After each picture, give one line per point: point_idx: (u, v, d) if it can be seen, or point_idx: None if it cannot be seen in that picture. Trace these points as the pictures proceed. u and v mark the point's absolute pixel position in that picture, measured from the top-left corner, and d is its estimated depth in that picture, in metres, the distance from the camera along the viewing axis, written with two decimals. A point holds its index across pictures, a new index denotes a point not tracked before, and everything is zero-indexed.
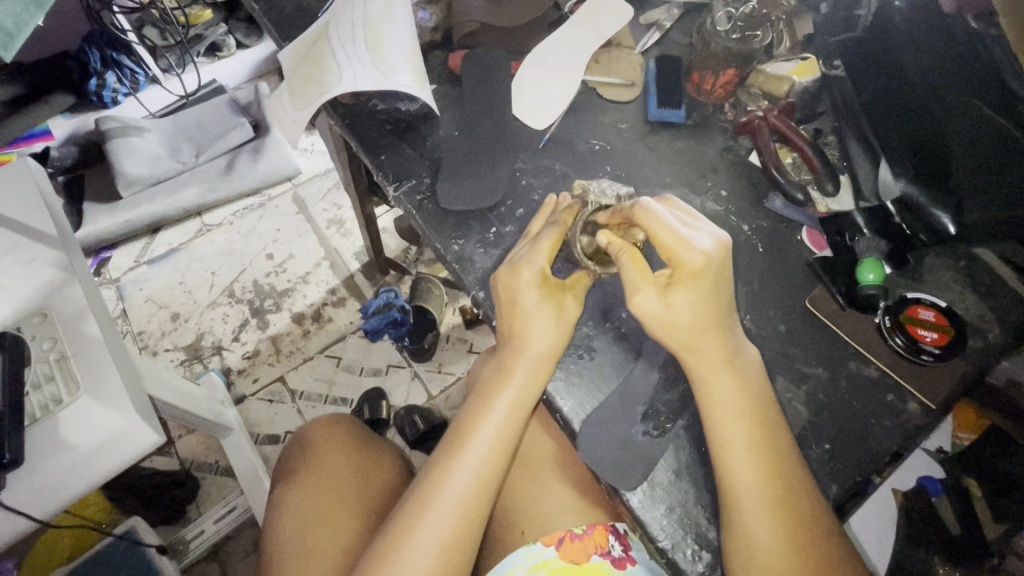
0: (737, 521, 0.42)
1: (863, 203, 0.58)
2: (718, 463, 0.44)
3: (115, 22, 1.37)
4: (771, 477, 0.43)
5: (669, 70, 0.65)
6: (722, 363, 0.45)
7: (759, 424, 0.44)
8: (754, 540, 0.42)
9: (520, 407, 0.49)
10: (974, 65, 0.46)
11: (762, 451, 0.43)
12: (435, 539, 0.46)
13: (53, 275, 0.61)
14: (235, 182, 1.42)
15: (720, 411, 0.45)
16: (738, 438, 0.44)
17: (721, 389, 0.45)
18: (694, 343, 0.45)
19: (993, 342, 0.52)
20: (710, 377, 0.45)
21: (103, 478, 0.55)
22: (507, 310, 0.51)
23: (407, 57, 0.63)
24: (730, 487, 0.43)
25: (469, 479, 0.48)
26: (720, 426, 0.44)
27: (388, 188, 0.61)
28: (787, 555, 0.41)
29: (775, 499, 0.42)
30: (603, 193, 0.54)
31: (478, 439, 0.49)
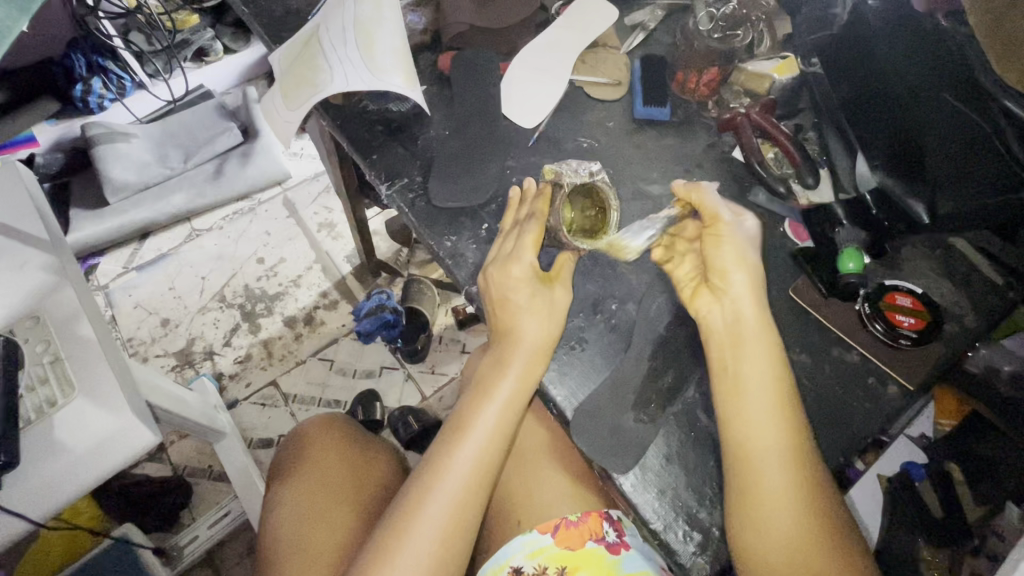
0: (749, 481, 0.44)
1: (843, 196, 0.59)
2: (731, 423, 0.46)
3: (101, 28, 1.38)
4: (792, 449, 0.44)
5: (653, 70, 0.67)
6: (752, 330, 0.48)
7: (782, 400, 0.45)
8: (765, 497, 0.43)
9: (519, 399, 0.50)
10: (946, 59, 0.48)
11: (783, 422, 0.45)
12: (437, 526, 0.47)
13: (44, 279, 0.62)
14: (223, 188, 1.42)
15: (744, 378, 0.46)
16: (757, 408, 0.45)
17: (752, 358, 0.47)
18: (739, 306, 0.48)
19: (969, 327, 0.53)
20: (734, 346, 0.48)
21: (99, 480, 0.55)
22: (496, 303, 0.52)
23: (397, 58, 0.65)
24: (743, 451, 0.45)
25: (468, 468, 0.49)
26: (738, 394, 0.46)
27: (381, 187, 0.62)
28: (799, 521, 0.43)
29: (797, 470, 0.44)
30: (576, 173, 0.57)
31: (477, 428, 0.50)
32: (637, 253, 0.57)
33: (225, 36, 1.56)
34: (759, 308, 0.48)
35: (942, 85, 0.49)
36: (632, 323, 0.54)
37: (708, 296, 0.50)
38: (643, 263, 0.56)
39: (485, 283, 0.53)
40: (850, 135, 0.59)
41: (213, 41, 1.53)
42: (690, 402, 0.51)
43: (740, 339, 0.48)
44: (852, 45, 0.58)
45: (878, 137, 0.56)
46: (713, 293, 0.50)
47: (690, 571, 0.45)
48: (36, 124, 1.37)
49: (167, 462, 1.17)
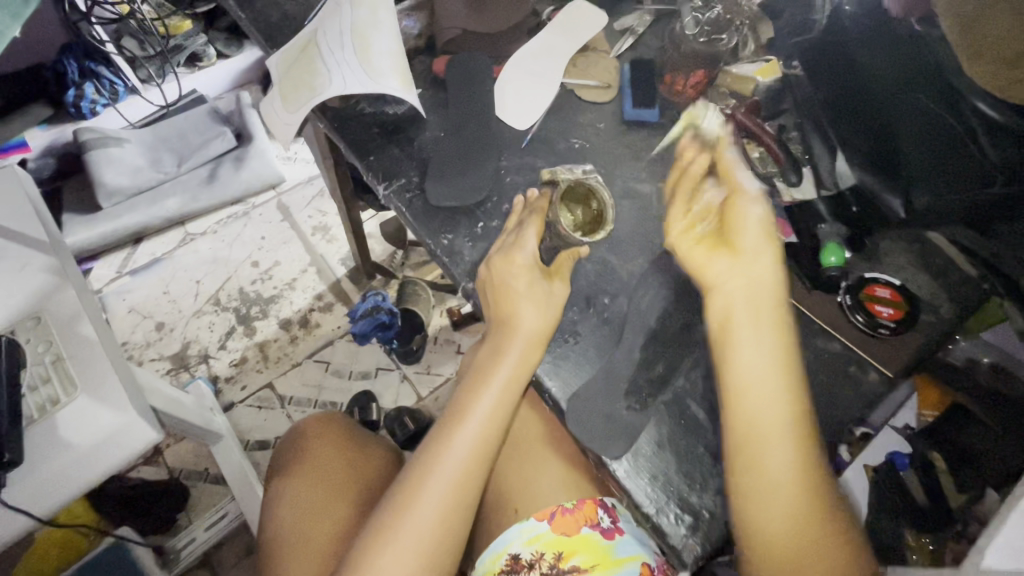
0: (752, 449, 0.46)
1: (824, 192, 0.61)
2: (740, 392, 0.48)
3: (94, 33, 1.38)
4: (790, 420, 0.46)
5: (642, 74, 0.69)
6: (758, 303, 0.50)
7: (783, 373, 0.48)
8: (765, 463, 0.46)
9: (515, 386, 0.52)
10: (919, 68, 0.55)
11: (782, 395, 0.47)
12: (435, 508, 0.49)
13: (45, 280, 0.62)
14: (218, 192, 1.42)
15: (756, 348, 0.48)
16: (765, 379, 0.47)
17: (765, 329, 0.49)
18: (746, 278, 0.50)
19: (946, 317, 0.56)
20: (734, 317, 0.50)
21: (102, 476, 0.56)
22: (494, 294, 0.54)
23: (393, 61, 0.66)
24: (748, 420, 0.47)
25: (466, 452, 0.50)
26: (749, 363, 0.48)
27: (378, 187, 0.63)
28: (794, 487, 0.45)
29: (795, 441, 0.46)
30: (569, 172, 0.61)
31: (476, 414, 0.52)
32: (628, 249, 0.59)
33: (218, 41, 1.56)
34: (769, 286, 0.50)
35: (918, 88, 0.55)
36: (624, 315, 0.55)
37: (723, 264, 0.51)
38: (633, 258, 0.58)
39: (485, 273, 0.55)
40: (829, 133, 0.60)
41: (206, 46, 1.54)
42: (679, 391, 0.52)
43: (745, 312, 0.49)
44: (835, 53, 0.61)
45: (857, 135, 0.57)
46: (726, 261, 0.51)
47: (681, 551, 0.47)
48: (28, 129, 1.37)
49: (162, 465, 1.17)
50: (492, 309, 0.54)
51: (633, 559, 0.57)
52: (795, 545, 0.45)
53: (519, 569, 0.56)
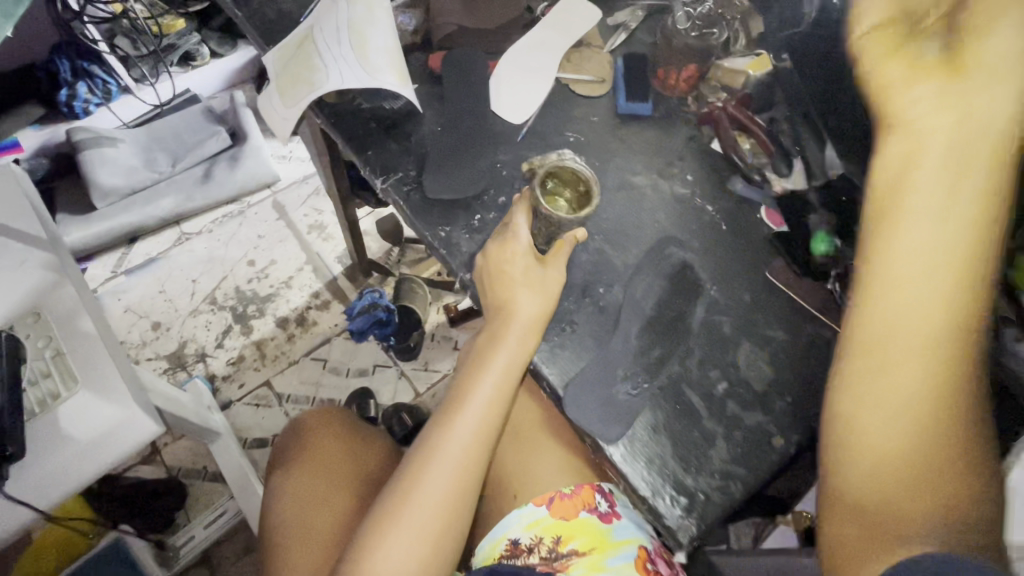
0: (876, 358, 0.37)
1: (815, 182, 0.62)
2: (888, 280, 0.37)
3: (86, 32, 1.38)
4: (957, 310, 0.35)
5: (635, 68, 0.70)
6: (957, 151, 0.37)
7: (967, 252, 0.35)
8: (889, 380, 0.37)
9: (513, 371, 0.53)
10: None
11: (952, 278, 0.35)
12: (438, 493, 0.50)
13: (42, 277, 0.62)
14: (213, 191, 1.42)
15: (916, 209, 0.37)
16: (914, 267, 0.37)
17: (926, 191, 0.37)
18: (943, 120, 0.38)
19: None
20: (921, 164, 0.38)
21: (105, 469, 0.56)
22: (491, 283, 0.55)
23: (390, 57, 0.67)
24: (878, 327, 0.37)
25: (466, 438, 0.51)
26: (894, 239, 0.38)
27: (376, 181, 0.64)
28: (916, 416, 0.36)
29: (951, 336, 0.35)
30: (545, 159, 0.61)
31: (475, 400, 0.52)
32: (622, 240, 0.60)
33: (212, 40, 1.56)
34: (966, 136, 0.37)
35: None
36: (620, 304, 0.56)
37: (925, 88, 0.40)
38: (628, 248, 0.59)
39: (482, 263, 0.56)
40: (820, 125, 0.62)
41: (200, 46, 1.54)
42: (674, 377, 0.53)
43: (932, 159, 0.37)
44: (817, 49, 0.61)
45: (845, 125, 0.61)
46: (936, 85, 0.39)
47: (677, 532, 0.48)
48: (20, 129, 1.36)
49: (160, 464, 1.17)
50: (489, 297, 0.55)
51: (630, 542, 0.57)
52: (904, 457, 0.36)
53: (518, 553, 0.57)
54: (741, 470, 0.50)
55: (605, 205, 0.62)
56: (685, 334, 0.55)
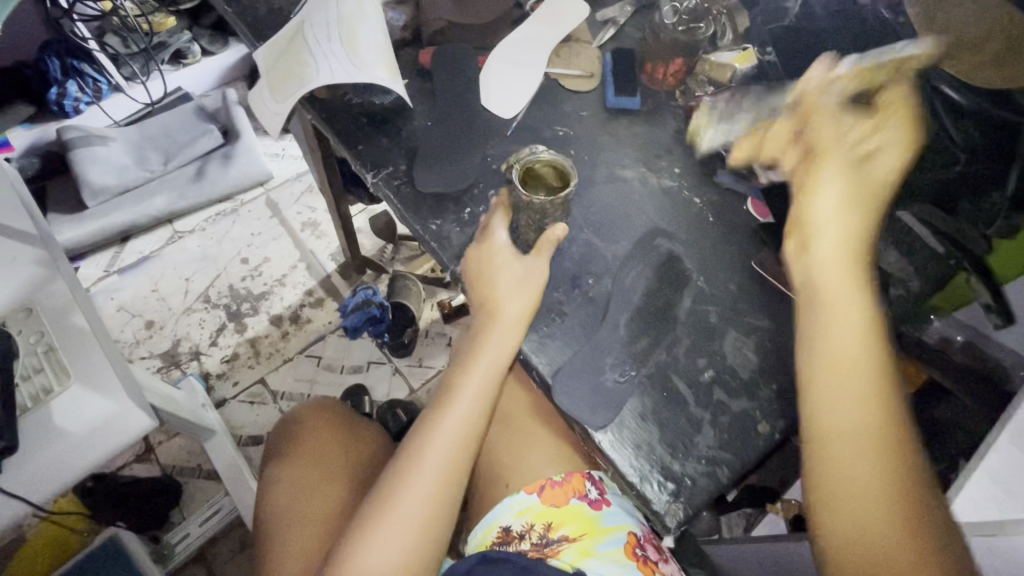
0: (826, 454, 0.44)
1: None
2: (820, 380, 0.45)
3: (76, 30, 1.37)
4: (874, 398, 0.44)
5: (624, 63, 0.71)
6: (848, 250, 0.48)
7: (868, 351, 0.45)
8: (846, 474, 0.43)
9: (499, 368, 0.54)
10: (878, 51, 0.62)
11: (867, 376, 0.44)
12: (425, 489, 0.50)
13: (34, 273, 0.62)
14: (205, 189, 1.42)
15: (833, 324, 0.46)
16: (844, 375, 0.45)
17: (838, 308, 0.46)
18: (854, 219, 0.49)
19: (915, 291, 0.58)
20: (820, 278, 0.48)
21: (97, 465, 0.56)
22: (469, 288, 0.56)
23: (380, 53, 0.68)
24: (826, 425, 0.44)
25: (453, 434, 0.52)
26: (819, 350, 0.46)
27: (367, 175, 0.64)
28: (878, 508, 0.41)
29: (874, 420, 0.43)
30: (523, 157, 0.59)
31: (463, 399, 0.53)
32: (611, 232, 0.61)
33: (203, 38, 1.56)
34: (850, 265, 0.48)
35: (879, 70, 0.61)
36: (608, 293, 0.57)
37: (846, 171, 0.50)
38: (617, 239, 0.60)
39: (467, 266, 0.57)
40: None
41: (191, 44, 1.53)
42: (662, 366, 0.54)
43: (831, 286, 0.47)
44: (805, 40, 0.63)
45: None
46: (837, 191, 0.49)
47: (664, 517, 0.49)
48: (10, 128, 1.36)
49: (155, 463, 1.15)
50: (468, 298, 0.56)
51: (620, 528, 0.59)
52: (889, 542, 0.40)
53: (510, 540, 0.58)
54: (727, 455, 0.51)
55: (594, 198, 0.63)
56: (672, 323, 0.56)
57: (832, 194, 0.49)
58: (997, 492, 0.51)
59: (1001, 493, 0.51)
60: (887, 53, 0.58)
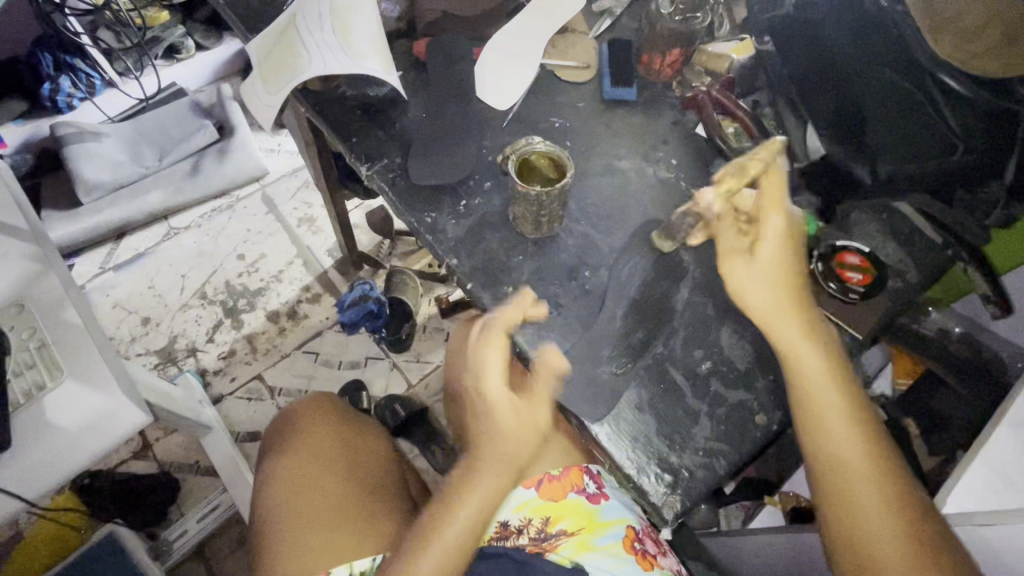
0: (843, 487, 0.47)
1: (798, 164, 0.62)
2: (812, 423, 0.48)
3: (68, 25, 1.36)
4: (853, 422, 0.48)
5: (620, 53, 0.70)
6: (781, 305, 0.50)
7: (838, 379, 0.49)
8: (859, 506, 0.46)
9: (525, 439, 0.52)
10: (884, 39, 0.57)
11: (843, 404, 0.49)
12: (460, 527, 0.50)
13: (25, 268, 0.61)
14: (201, 185, 1.42)
15: (805, 368, 0.49)
16: (833, 410, 0.48)
17: (807, 353, 0.50)
18: (766, 295, 0.50)
19: (913, 282, 0.57)
20: (784, 326, 0.50)
21: (91, 461, 0.55)
22: (472, 375, 0.53)
23: (373, 43, 0.67)
24: (829, 458, 0.48)
25: (491, 475, 0.51)
26: (808, 393, 0.49)
27: (361, 168, 0.64)
28: (893, 529, 0.45)
29: (862, 441, 0.48)
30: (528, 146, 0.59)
31: (505, 444, 0.51)
32: (607, 224, 0.61)
33: (196, 33, 1.54)
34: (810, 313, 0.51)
35: (882, 60, 0.57)
36: (605, 285, 0.57)
37: (741, 260, 0.52)
38: (613, 231, 0.60)
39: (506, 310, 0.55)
40: (801, 107, 0.63)
41: (184, 38, 1.52)
42: (660, 357, 0.54)
43: (785, 338, 0.50)
44: (804, 31, 0.63)
45: (826, 106, 0.61)
46: (743, 260, 0.52)
47: (661, 508, 0.49)
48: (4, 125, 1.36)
49: (152, 459, 1.15)
50: (467, 376, 0.54)
51: (619, 521, 0.60)
52: (901, 550, 0.45)
53: (507, 534, 0.60)
54: (725, 445, 0.51)
55: (590, 189, 0.63)
56: (668, 314, 0.56)
57: (755, 277, 0.50)
58: (996, 482, 0.50)
59: (999, 483, 0.50)
60: (873, 43, 0.57)
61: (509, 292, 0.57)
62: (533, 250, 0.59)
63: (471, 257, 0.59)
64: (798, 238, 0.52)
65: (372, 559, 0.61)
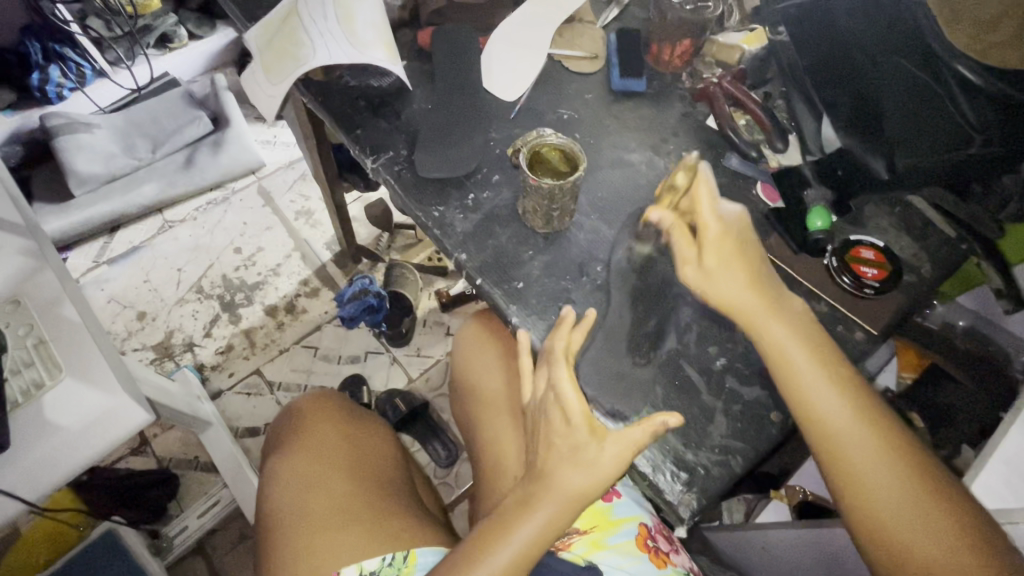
0: (833, 446, 0.46)
1: (810, 157, 0.65)
2: (792, 389, 0.48)
3: (57, 13, 1.33)
4: (870, 428, 0.46)
5: (629, 43, 0.69)
6: (748, 293, 0.50)
7: (844, 390, 0.47)
8: (854, 464, 0.45)
9: (602, 478, 0.47)
10: (898, 25, 0.51)
11: (857, 417, 0.46)
12: (517, 544, 0.48)
13: (19, 263, 0.59)
14: (196, 176, 1.39)
15: (780, 344, 0.49)
16: (811, 372, 0.48)
17: (768, 326, 0.49)
18: (740, 295, 0.50)
19: (926, 276, 0.58)
20: (782, 340, 0.49)
21: (91, 462, 0.54)
22: (554, 406, 0.50)
23: (377, 31, 0.66)
24: (816, 421, 0.47)
25: (558, 502, 0.48)
26: (782, 364, 0.48)
27: (366, 161, 0.62)
28: (891, 479, 0.45)
29: (883, 447, 0.46)
30: (544, 135, 0.58)
31: (577, 475, 0.48)
32: (618, 218, 0.60)
33: (189, 22, 1.51)
34: (774, 292, 0.51)
35: (898, 49, 0.51)
36: (618, 280, 0.56)
37: (693, 271, 0.51)
38: (625, 224, 0.59)
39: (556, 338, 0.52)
40: (813, 98, 0.63)
41: (177, 27, 1.49)
42: (672, 353, 0.54)
43: (752, 318, 0.50)
44: (820, 24, 0.58)
45: (840, 99, 0.59)
46: (693, 271, 0.51)
47: (678, 507, 0.48)
48: None
49: (151, 455, 1.14)
50: (550, 407, 0.50)
51: (631, 519, 0.63)
52: (905, 504, 0.44)
53: None
54: (740, 443, 0.51)
55: (600, 181, 0.62)
56: (681, 310, 0.55)
57: (717, 283, 0.50)
58: (1009, 476, 0.51)
59: (1012, 476, 0.51)
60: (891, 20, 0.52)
61: (519, 287, 0.56)
62: (543, 244, 0.58)
63: (481, 252, 0.58)
64: (745, 233, 0.52)
65: (381, 558, 0.61)
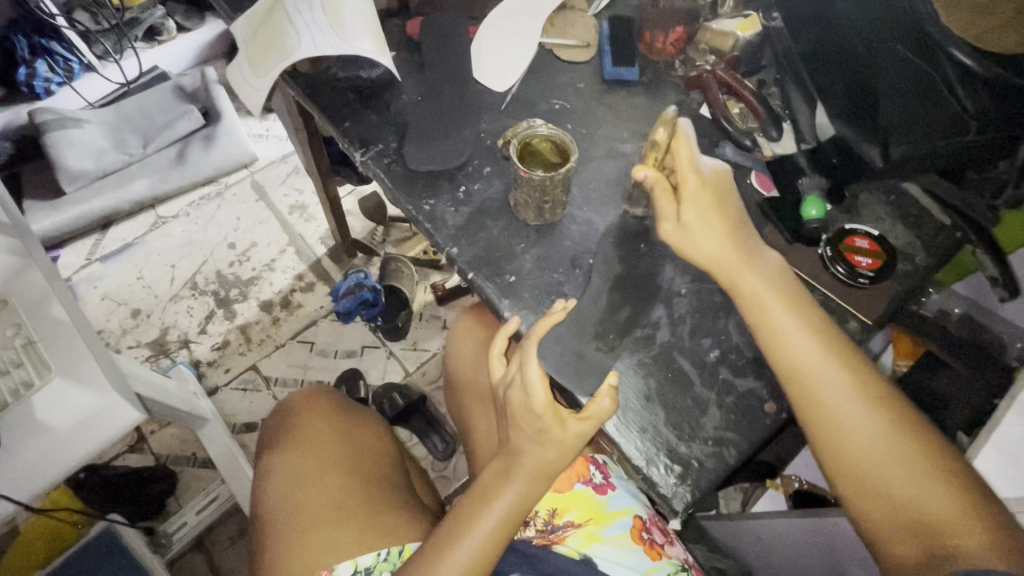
0: (814, 404, 0.46)
1: (805, 145, 0.63)
2: (774, 351, 0.48)
3: (42, 6, 1.31)
4: (853, 384, 0.46)
5: (621, 31, 0.68)
6: (729, 256, 0.50)
7: (838, 360, 0.47)
8: (838, 421, 0.45)
9: (570, 449, 0.49)
10: (897, 11, 0.49)
11: (856, 395, 0.46)
12: (494, 519, 0.50)
13: (6, 262, 0.59)
14: (188, 172, 1.38)
15: (771, 312, 0.49)
16: (794, 334, 0.48)
17: (764, 299, 0.49)
18: (718, 250, 0.50)
19: (921, 265, 0.58)
20: (769, 310, 0.49)
21: (83, 461, 0.53)
22: (517, 386, 0.49)
23: (365, 22, 0.65)
24: (797, 379, 0.47)
25: (529, 475, 0.50)
26: (769, 331, 0.48)
27: (356, 154, 0.61)
28: (872, 432, 0.45)
29: (865, 401, 0.46)
30: (535, 128, 0.57)
31: (549, 450, 0.49)
32: (611, 209, 0.59)
33: (177, 14, 1.49)
34: (764, 270, 0.50)
35: (892, 34, 0.50)
36: (612, 274, 0.56)
37: (671, 227, 0.51)
38: (618, 215, 0.58)
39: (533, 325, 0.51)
40: (807, 83, 0.61)
41: (165, 19, 1.47)
42: (667, 345, 0.53)
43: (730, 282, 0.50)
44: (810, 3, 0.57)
45: (833, 87, 0.57)
46: (671, 224, 0.52)
47: (671, 500, 0.48)
48: None
49: (148, 453, 1.14)
50: (512, 385, 0.50)
51: (625, 512, 0.63)
52: (885, 455, 0.44)
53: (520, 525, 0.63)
54: (733, 435, 0.50)
55: (594, 173, 0.61)
56: (675, 303, 0.55)
57: (704, 238, 0.50)
58: (1007, 467, 0.51)
59: (1006, 466, 0.51)
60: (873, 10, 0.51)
61: (512, 281, 0.56)
62: (535, 237, 0.58)
63: (472, 246, 0.57)
64: (723, 192, 0.52)
65: (376, 553, 0.61)
